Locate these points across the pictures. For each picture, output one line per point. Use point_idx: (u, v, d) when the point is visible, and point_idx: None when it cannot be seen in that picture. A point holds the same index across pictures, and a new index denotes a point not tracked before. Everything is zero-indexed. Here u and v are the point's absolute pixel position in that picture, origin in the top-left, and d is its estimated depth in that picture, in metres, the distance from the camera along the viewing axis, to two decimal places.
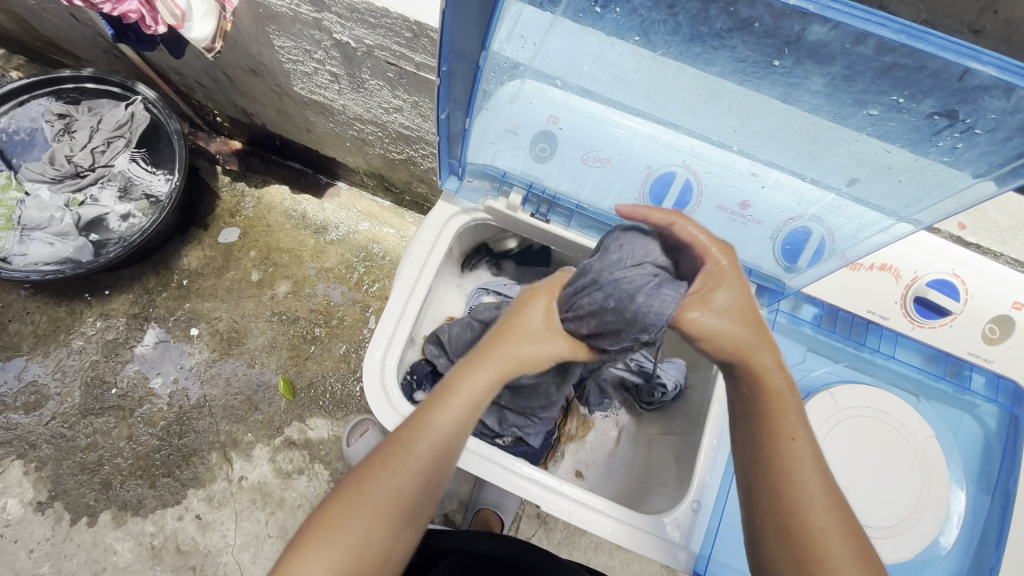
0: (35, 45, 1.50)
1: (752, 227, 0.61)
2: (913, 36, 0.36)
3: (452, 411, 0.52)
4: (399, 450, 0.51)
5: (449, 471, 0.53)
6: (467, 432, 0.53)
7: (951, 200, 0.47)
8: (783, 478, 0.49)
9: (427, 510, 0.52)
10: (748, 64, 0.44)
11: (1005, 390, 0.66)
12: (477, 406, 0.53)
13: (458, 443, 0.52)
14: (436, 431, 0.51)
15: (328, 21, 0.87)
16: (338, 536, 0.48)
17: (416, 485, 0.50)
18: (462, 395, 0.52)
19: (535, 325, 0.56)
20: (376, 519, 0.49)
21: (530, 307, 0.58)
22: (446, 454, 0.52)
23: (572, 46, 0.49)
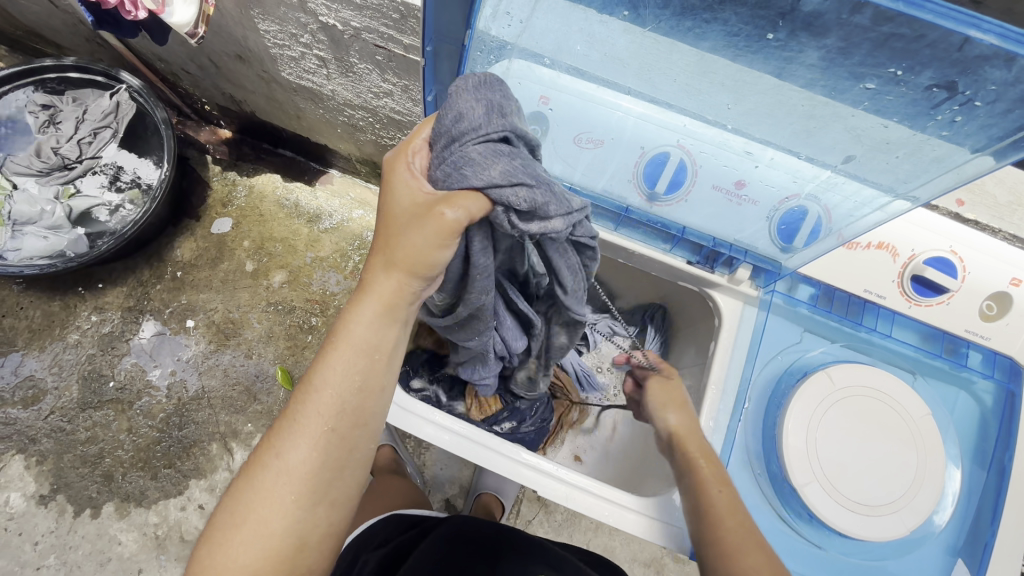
0: (16, 34, 1.46)
1: (748, 207, 0.60)
2: (912, 5, 0.35)
3: (338, 366, 0.51)
4: (289, 425, 0.50)
5: (352, 436, 0.52)
6: (365, 387, 0.52)
7: (947, 176, 0.46)
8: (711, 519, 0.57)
9: (335, 485, 0.51)
10: (741, 38, 0.42)
11: (1002, 365, 0.66)
12: (368, 350, 0.51)
13: (354, 404, 0.51)
14: (323, 392, 0.50)
15: (313, 3, 0.85)
16: (239, 531, 0.48)
17: (311, 460, 0.49)
18: (345, 343, 0.51)
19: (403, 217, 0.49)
20: (277, 495, 0.49)
21: (392, 194, 0.50)
22: (339, 417, 0.50)
23: (560, 23, 0.48)
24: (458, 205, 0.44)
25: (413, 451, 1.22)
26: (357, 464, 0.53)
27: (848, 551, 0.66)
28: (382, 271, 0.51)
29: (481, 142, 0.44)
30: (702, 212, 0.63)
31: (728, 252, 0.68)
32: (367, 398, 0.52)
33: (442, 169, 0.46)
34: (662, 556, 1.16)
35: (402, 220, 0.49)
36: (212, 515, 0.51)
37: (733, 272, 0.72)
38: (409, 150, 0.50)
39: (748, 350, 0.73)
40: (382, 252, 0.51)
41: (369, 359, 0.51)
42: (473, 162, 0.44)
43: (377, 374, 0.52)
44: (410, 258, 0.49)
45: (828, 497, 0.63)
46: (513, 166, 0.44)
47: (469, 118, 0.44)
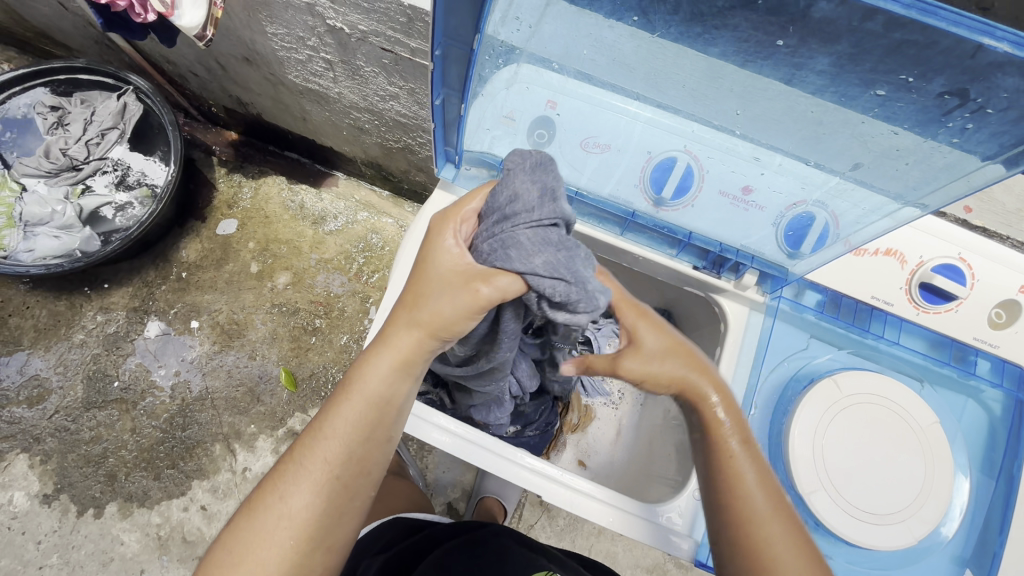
0: (26, 36, 1.48)
1: (755, 214, 0.60)
2: (925, 11, 0.35)
3: (348, 414, 0.52)
4: (293, 470, 0.51)
5: (356, 484, 0.52)
6: (371, 438, 0.53)
7: (957, 183, 0.46)
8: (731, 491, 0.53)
9: (334, 530, 0.52)
10: (751, 44, 0.42)
11: (1011, 374, 0.65)
12: (380, 404, 0.52)
13: (360, 454, 0.52)
14: (333, 440, 0.51)
15: (321, 7, 0.86)
16: (235, 572, 0.48)
17: (316, 507, 0.50)
18: (358, 394, 0.52)
19: (435, 276, 0.51)
20: (275, 540, 0.49)
21: (436, 256, 0.51)
22: (345, 467, 0.51)
23: (568, 29, 0.48)
24: (494, 284, 0.47)
25: (415, 454, 1.22)
26: (354, 511, 0.53)
27: (855, 560, 0.66)
28: (402, 329, 0.52)
29: (533, 227, 0.45)
30: (709, 218, 0.63)
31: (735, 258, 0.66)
32: (373, 448, 0.53)
33: (488, 243, 0.48)
34: (664, 563, 1.15)
35: (430, 287, 0.51)
36: (207, 551, 0.51)
37: (739, 277, 0.71)
38: (457, 216, 0.51)
39: (756, 355, 0.72)
40: (405, 305, 0.52)
41: (379, 412, 0.53)
42: (521, 246, 0.45)
43: (385, 425, 0.54)
44: (432, 318, 0.50)
45: (836, 505, 0.63)
46: (558, 258, 0.45)
47: (524, 200, 0.45)
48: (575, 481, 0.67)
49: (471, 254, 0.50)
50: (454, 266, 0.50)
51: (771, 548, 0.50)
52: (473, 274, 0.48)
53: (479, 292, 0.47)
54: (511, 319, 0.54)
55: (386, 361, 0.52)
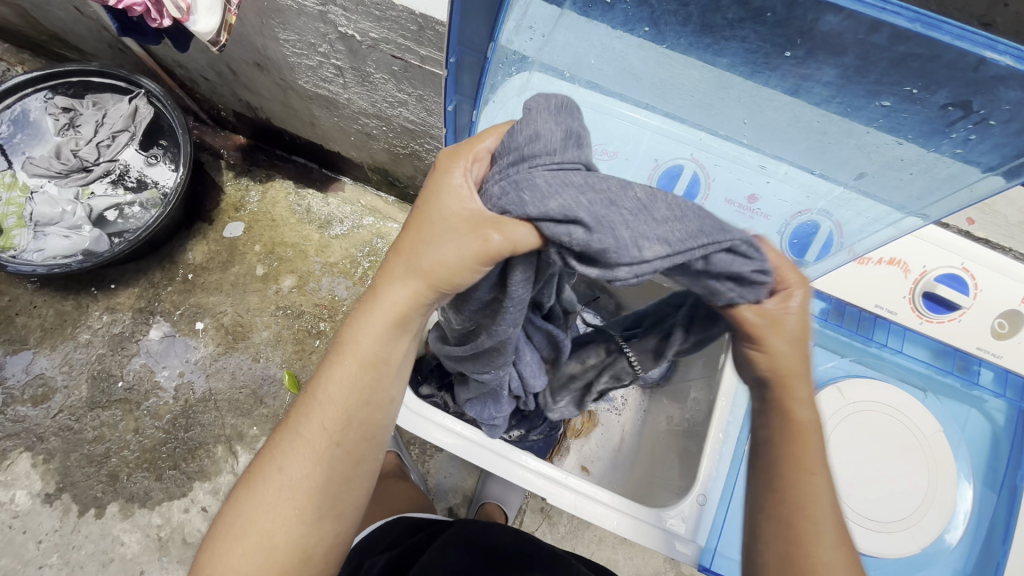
0: (40, 40, 1.50)
1: (761, 223, 0.57)
2: (929, 25, 0.36)
3: (343, 376, 0.51)
4: (293, 439, 0.52)
5: (358, 449, 0.53)
6: (368, 400, 0.52)
7: (961, 194, 0.47)
8: (796, 508, 0.45)
9: (341, 498, 0.53)
10: (759, 55, 0.44)
11: (1014, 385, 0.65)
12: (374, 362, 0.52)
13: (359, 417, 0.52)
14: (329, 404, 0.51)
15: (333, 14, 0.88)
16: (242, 540, 0.50)
17: (318, 473, 0.51)
18: (352, 354, 0.51)
19: (437, 226, 0.48)
20: (280, 507, 0.50)
21: (439, 199, 0.48)
22: (345, 431, 0.52)
23: (580, 40, 0.49)
24: (506, 233, 0.43)
25: (417, 458, 1.22)
26: (362, 477, 0.54)
27: None
28: (399, 282, 0.51)
29: (553, 168, 0.40)
30: None
31: None
32: (373, 410, 0.53)
33: (498, 185, 0.44)
34: (665, 571, 1.15)
35: (433, 234, 0.48)
36: (217, 520, 0.53)
37: None
38: (469, 154, 0.46)
39: None
40: (402, 256, 0.51)
41: (376, 371, 0.52)
42: (536, 188, 0.41)
43: (383, 386, 0.53)
44: (432, 269, 0.49)
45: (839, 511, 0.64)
46: (576, 200, 0.39)
47: (546, 142, 0.41)
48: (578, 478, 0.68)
49: (479, 198, 0.46)
50: (460, 210, 0.46)
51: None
52: (483, 221, 0.45)
53: (489, 242, 0.44)
54: (518, 286, 0.50)
55: (382, 318, 0.51)
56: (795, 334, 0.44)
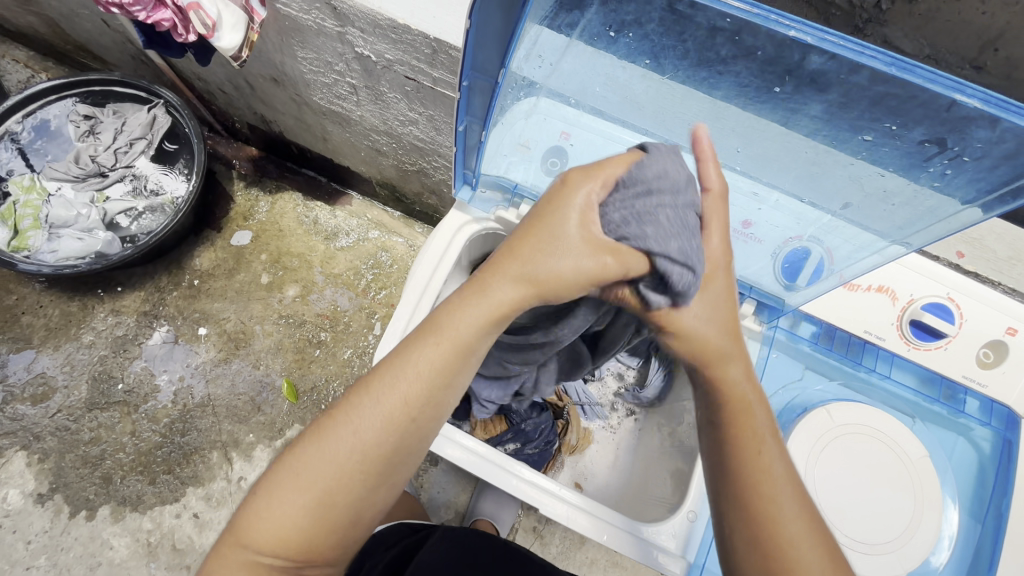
0: (65, 48, 1.56)
1: (754, 246, 0.62)
2: (904, 69, 0.39)
3: (437, 357, 0.49)
4: (371, 401, 0.49)
5: (427, 428, 0.51)
6: (452, 384, 0.50)
7: (940, 225, 0.49)
8: (751, 490, 0.47)
9: (399, 471, 0.52)
10: (751, 90, 0.47)
11: (999, 414, 0.66)
12: (468, 349, 0.49)
13: (439, 400, 0.50)
14: (415, 379, 0.49)
15: (351, 35, 0.93)
16: (302, 491, 0.48)
17: (386, 444, 0.49)
18: (450, 338, 0.49)
19: (563, 235, 0.46)
20: (345, 467, 0.49)
21: (560, 214, 0.47)
22: (423, 410, 0.50)
23: (587, 68, 0.52)
24: (623, 260, 0.46)
25: (411, 472, 1.22)
26: (421, 453, 0.53)
27: None
28: (509, 279, 0.48)
29: (671, 208, 0.46)
30: None
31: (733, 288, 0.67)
32: (451, 394, 0.51)
33: (620, 212, 0.46)
34: None
35: (555, 241, 0.47)
36: (275, 458, 0.51)
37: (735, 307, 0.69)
38: (601, 177, 0.46)
39: None
40: (517, 255, 0.48)
41: (467, 357, 0.50)
42: (659, 224, 0.45)
43: (466, 374, 0.51)
44: (551, 275, 0.46)
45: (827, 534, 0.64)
46: (686, 244, 0.45)
47: (673, 179, 0.46)
48: (575, 492, 0.69)
49: (597, 221, 0.48)
50: (583, 231, 0.46)
51: (798, 560, 0.45)
52: (603, 245, 0.46)
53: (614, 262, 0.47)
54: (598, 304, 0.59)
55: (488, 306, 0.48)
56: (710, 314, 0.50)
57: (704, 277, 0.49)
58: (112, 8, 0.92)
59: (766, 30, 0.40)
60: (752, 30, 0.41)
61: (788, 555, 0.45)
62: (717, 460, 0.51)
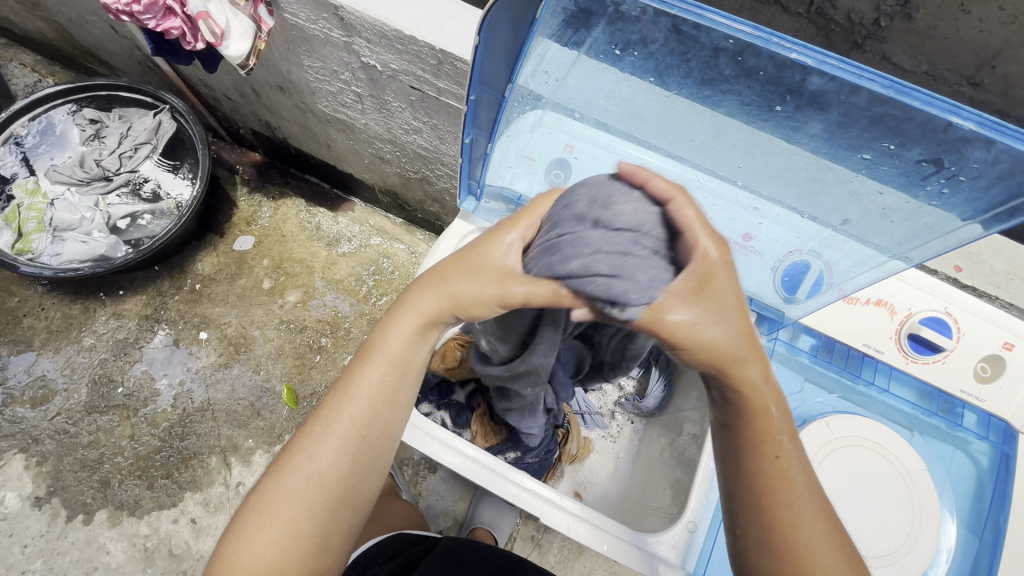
0: (73, 53, 1.57)
1: (754, 259, 0.63)
2: (902, 91, 0.40)
3: (372, 376, 0.53)
4: (322, 429, 0.53)
5: (379, 444, 0.55)
6: (394, 398, 0.55)
7: (938, 241, 0.50)
8: (768, 495, 0.48)
9: (359, 489, 0.55)
10: (753, 108, 0.48)
11: (996, 428, 0.67)
12: (400, 365, 0.54)
13: (382, 415, 0.54)
14: (357, 400, 0.53)
15: (357, 45, 0.94)
16: (267, 525, 0.52)
17: (339, 463, 0.53)
18: (380, 358, 0.54)
19: (472, 258, 0.49)
20: (304, 495, 0.52)
21: (484, 246, 0.49)
22: (369, 426, 0.54)
23: (592, 83, 0.53)
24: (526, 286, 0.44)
25: (410, 479, 1.22)
26: (380, 470, 0.56)
27: None
28: (429, 299, 0.52)
29: (576, 232, 0.41)
30: None
31: None
32: (394, 409, 0.55)
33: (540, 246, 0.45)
34: None
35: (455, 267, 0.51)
36: (241, 506, 0.55)
37: None
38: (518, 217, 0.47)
39: None
40: (431, 280, 0.52)
41: (401, 372, 0.54)
42: (562, 250, 0.41)
43: (405, 388, 0.55)
44: (460, 295, 0.49)
45: None
46: (596, 259, 0.39)
47: (572, 204, 0.42)
48: (577, 503, 0.69)
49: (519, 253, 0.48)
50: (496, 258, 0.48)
51: (815, 563, 0.47)
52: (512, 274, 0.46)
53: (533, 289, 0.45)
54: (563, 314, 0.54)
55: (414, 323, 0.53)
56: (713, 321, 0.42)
57: (709, 270, 0.40)
58: (122, 16, 0.93)
59: (769, 51, 0.42)
60: (755, 50, 0.42)
61: (806, 558, 0.47)
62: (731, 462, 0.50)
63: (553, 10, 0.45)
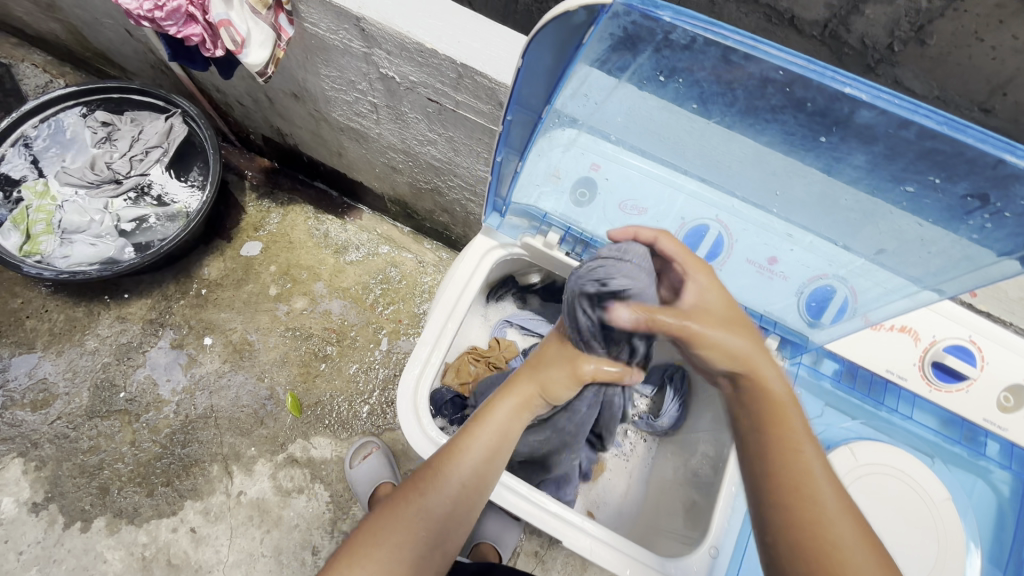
0: (85, 55, 1.57)
1: (778, 282, 0.63)
2: (956, 128, 0.40)
3: (483, 437, 0.62)
4: (435, 475, 0.60)
5: (475, 497, 0.61)
6: (495, 462, 0.63)
7: (975, 273, 0.50)
8: (790, 487, 0.48)
9: (451, 534, 0.60)
10: (796, 138, 0.48)
11: (1019, 457, 0.67)
12: (502, 434, 0.63)
13: (483, 472, 0.62)
14: (468, 454, 0.61)
15: (377, 56, 0.94)
16: (373, 549, 0.56)
17: (446, 505, 0.59)
18: (487, 423, 0.63)
19: (551, 356, 0.66)
20: (411, 526, 0.58)
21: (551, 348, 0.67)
22: (474, 479, 0.61)
23: (630, 108, 0.53)
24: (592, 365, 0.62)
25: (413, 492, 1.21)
26: (469, 522, 0.62)
27: None
28: (521, 387, 0.66)
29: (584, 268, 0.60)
30: (736, 286, 0.65)
31: (758, 323, 0.67)
32: (493, 470, 0.62)
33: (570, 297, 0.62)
34: None
35: (554, 358, 0.65)
36: (348, 535, 0.59)
37: None
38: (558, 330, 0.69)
39: None
40: (525, 370, 0.67)
41: (502, 440, 0.63)
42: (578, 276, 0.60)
43: (503, 453, 0.64)
44: (546, 384, 0.65)
45: None
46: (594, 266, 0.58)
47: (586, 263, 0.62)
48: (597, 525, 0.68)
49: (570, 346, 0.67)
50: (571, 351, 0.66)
51: (847, 558, 0.45)
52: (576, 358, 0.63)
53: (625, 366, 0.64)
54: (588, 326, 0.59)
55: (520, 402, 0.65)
56: (727, 317, 0.55)
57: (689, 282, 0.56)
58: (142, 22, 0.92)
59: (820, 84, 0.42)
60: (805, 83, 0.43)
61: (837, 554, 0.45)
62: (755, 461, 0.51)
63: (601, 35, 0.45)
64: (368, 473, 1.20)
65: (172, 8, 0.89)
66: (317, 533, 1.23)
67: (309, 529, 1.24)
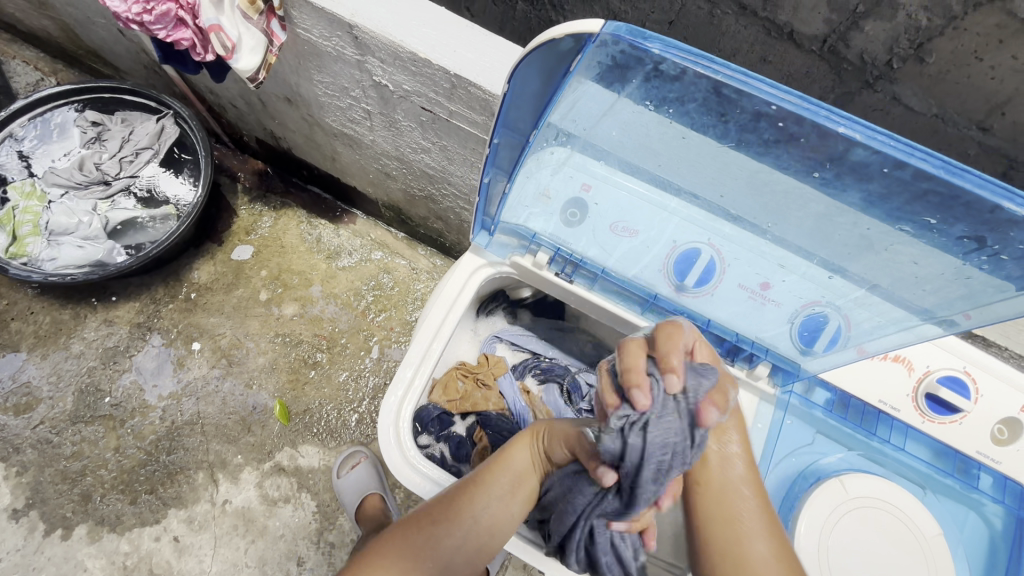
0: (77, 53, 1.55)
1: (771, 309, 0.61)
2: (952, 172, 0.40)
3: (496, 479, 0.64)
4: (448, 509, 0.63)
5: (485, 538, 0.63)
6: (507, 507, 0.63)
7: (976, 310, 0.49)
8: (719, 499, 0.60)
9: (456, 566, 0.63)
10: (789, 172, 0.47)
11: (1012, 491, 0.66)
12: (515, 479, 0.64)
13: (495, 514, 0.63)
14: (481, 493, 0.63)
15: (370, 65, 0.93)
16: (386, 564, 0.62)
17: (454, 540, 0.62)
18: (501, 466, 0.65)
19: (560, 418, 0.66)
20: (421, 552, 0.62)
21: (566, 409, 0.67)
22: (485, 521, 0.62)
23: (621, 130, 0.52)
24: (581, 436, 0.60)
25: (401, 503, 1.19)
26: (479, 558, 0.64)
27: None
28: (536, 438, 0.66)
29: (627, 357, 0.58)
30: (728, 311, 0.64)
31: (749, 349, 0.66)
32: (504, 515, 0.63)
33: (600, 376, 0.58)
34: None
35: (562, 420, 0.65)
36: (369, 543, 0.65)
37: (750, 367, 0.69)
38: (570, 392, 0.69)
39: (764, 449, 0.70)
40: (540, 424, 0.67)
41: (516, 485, 0.64)
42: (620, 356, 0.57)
43: (517, 501, 0.64)
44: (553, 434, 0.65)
45: None
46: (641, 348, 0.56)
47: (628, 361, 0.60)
48: None
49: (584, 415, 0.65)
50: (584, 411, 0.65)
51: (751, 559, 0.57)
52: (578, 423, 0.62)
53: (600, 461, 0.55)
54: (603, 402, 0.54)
55: (535, 443, 0.66)
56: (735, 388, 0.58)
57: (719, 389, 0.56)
58: (132, 24, 0.91)
59: (813, 122, 0.42)
60: (798, 119, 0.42)
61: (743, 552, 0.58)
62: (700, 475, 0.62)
63: (589, 62, 0.45)
64: (354, 484, 1.18)
65: (161, 12, 0.88)
66: (303, 543, 1.21)
67: (295, 539, 1.22)
